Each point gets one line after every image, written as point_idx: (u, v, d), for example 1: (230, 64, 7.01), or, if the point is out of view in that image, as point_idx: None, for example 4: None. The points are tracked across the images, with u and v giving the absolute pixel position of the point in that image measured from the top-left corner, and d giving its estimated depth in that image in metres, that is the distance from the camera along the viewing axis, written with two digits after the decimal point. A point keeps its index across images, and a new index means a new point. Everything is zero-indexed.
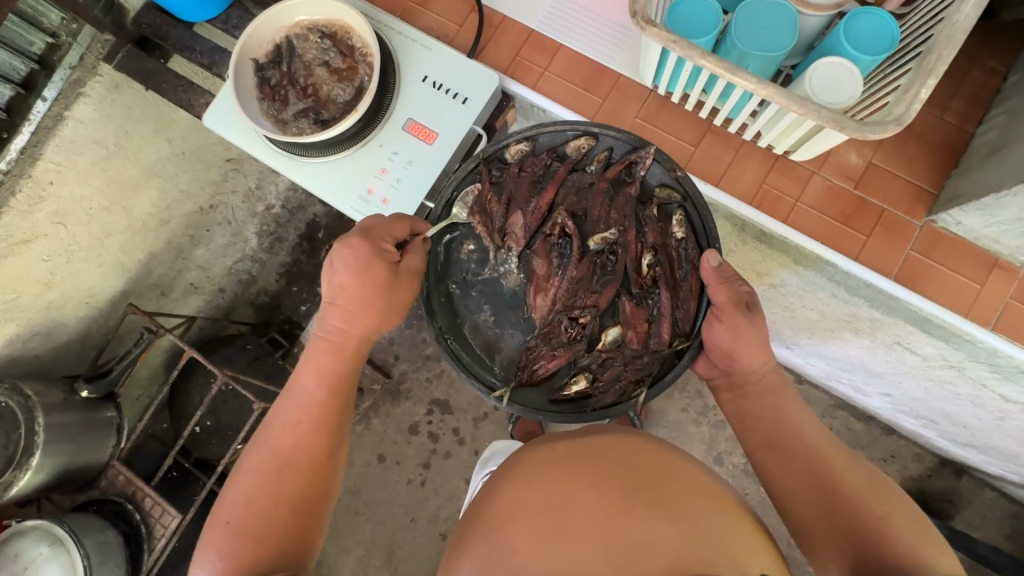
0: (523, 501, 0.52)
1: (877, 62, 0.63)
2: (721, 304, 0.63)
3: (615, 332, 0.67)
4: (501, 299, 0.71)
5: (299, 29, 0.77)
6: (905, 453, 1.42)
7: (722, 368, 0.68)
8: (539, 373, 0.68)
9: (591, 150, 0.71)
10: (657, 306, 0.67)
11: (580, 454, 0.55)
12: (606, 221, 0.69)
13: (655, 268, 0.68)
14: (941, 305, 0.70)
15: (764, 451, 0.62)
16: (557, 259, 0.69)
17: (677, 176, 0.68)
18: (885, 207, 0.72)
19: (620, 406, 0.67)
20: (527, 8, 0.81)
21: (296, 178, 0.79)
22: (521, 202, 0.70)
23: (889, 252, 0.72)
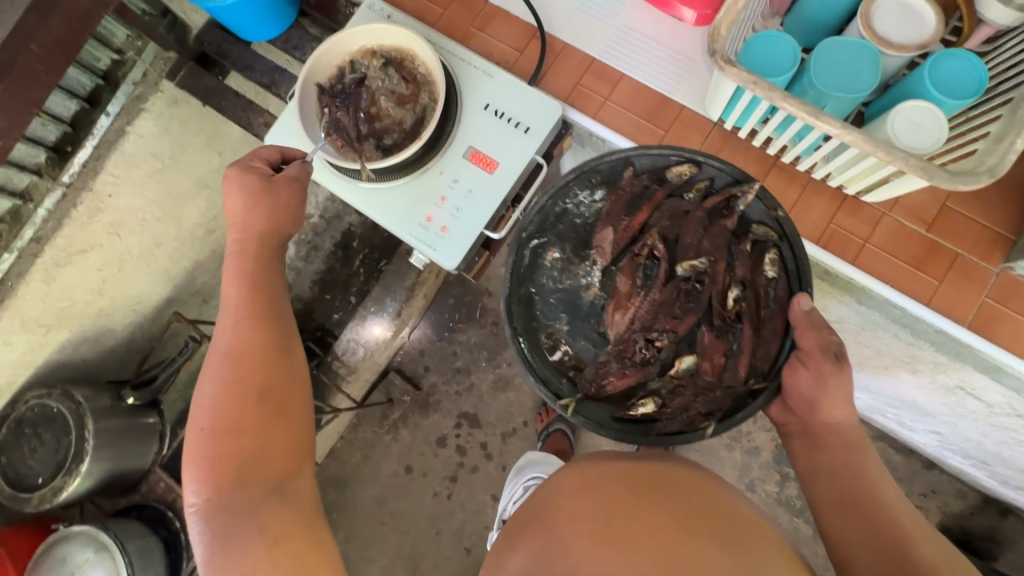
0: (581, 498, 0.53)
1: (962, 106, 0.61)
2: (809, 350, 0.63)
3: (689, 360, 0.67)
4: (578, 311, 0.72)
5: (363, 54, 0.78)
6: (946, 489, 1.38)
7: (798, 417, 0.67)
8: (607, 389, 0.69)
9: (693, 178, 0.71)
10: (737, 341, 0.66)
11: (645, 478, 0.55)
12: (697, 249, 0.68)
13: (741, 303, 0.67)
14: (1013, 355, 0.67)
15: (834, 507, 0.60)
16: (642, 279, 0.69)
17: (778, 216, 0.67)
18: (960, 251, 0.70)
19: (685, 436, 0.66)
20: (589, 36, 0.81)
21: (351, 200, 0.79)
22: (610, 214, 0.72)
23: (962, 298, 0.69)
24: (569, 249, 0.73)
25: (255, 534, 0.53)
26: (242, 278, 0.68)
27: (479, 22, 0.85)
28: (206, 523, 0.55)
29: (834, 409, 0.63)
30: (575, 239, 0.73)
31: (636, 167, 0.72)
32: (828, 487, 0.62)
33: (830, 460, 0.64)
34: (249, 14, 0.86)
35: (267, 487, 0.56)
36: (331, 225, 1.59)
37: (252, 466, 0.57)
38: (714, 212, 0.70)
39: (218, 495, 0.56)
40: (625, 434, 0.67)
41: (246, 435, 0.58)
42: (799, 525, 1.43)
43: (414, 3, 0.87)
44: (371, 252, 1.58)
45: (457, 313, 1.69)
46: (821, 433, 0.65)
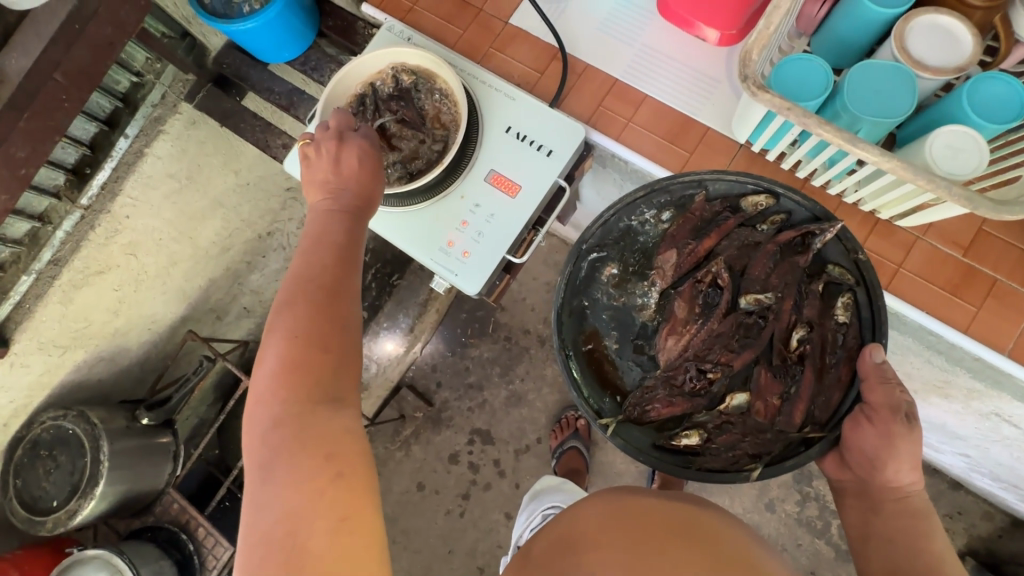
0: (607, 518, 0.55)
1: (1002, 130, 0.60)
2: (877, 407, 0.63)
3: (741, 399, 0.69)
4: (631, 329, 0.75)
5: (383, 76, 0.77)
6: (973, 510, 1.35)
7: (855, 474, 0.65)
8: (649, 415, 0.70)
9: (769, 210, 0.71)
10: (795, 385, 0.67)
11: (655, 513, 0.55)
12: (764, 284, 0.69)
13: (805, 345, 0.68)
14: None
15: None
16: (701, 306, 0.71)
17: (856, 260, 0.67)
18: (999, 276, 0.68)
19: (728, 474, 0.67)
20: (611, 58, 0.80)
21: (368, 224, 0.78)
22: (672, 234, 0.74)
23: (1002, 325, 0.67)
24: (629, 266, 0.76)
25: (313, 459, 0.48)
26: (341, 201, 0.63)
27: (499, 43, 0.84)
28: (272, 446, 0.50)
29: (898, 471, 0.62)
30: (634, 258, 0.76)
31: (709, 189, 0.72)
32: (882, 559, 0.59)
33: (884, 524, 0.62)
34: (267, 37, 0.86)
35: (320, 402, 0.51)
36: None
37: (323, 392, 0.52)
38: (790, 246, 0.70)
39: (279, 411, 0.51)
40: (664, 464, 0.68)
41: (318, 369, 0.52)
42: (820, 547, 1.39)
43: (434, 24, 0.86)
44: (384, 267, 1.58)
45: (470, 328, 1.67)
46: (879, 496, 0.64)
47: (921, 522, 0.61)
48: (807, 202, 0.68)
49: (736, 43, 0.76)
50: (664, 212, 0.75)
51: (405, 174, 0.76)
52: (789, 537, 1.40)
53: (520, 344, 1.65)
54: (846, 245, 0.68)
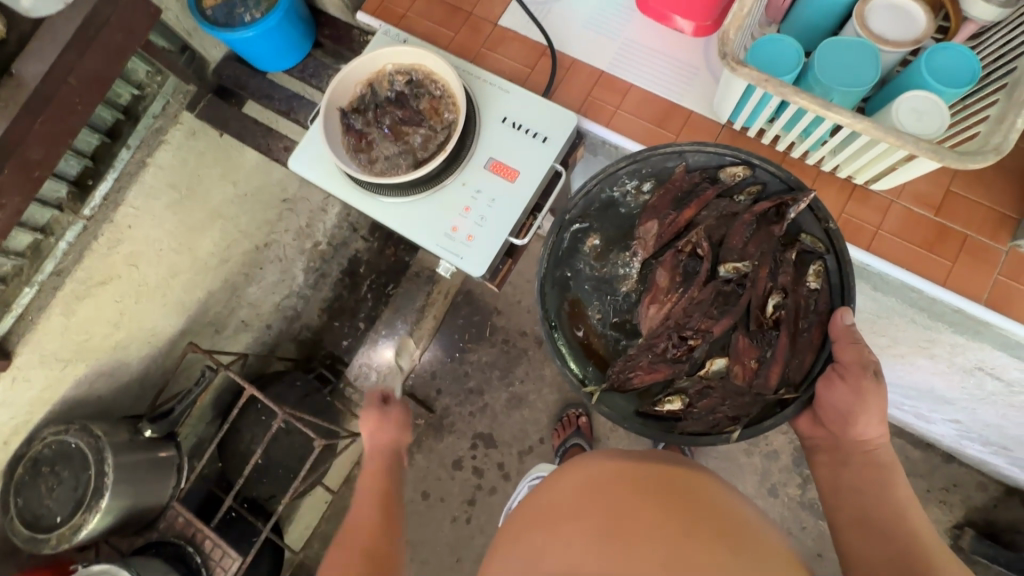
0: (585, 479, 0.63)
1: (959, 94, 0.65)
2: (848, 364, 0.67)
3: (721, 362, 0.71)
4: (613, 299, 0.78)
5: (383, 74, 0.81)
6: (968, 481, 1.38)
7: (828, 432, 0.71)
8: (632, 382, 0.74)
9: (745, 181, 0.76)
10: (772, 349, 0.70)
11: (628, 470, 0.62)
12: (741, 253, 0.73)
13: (781, 311, 0.71)
14: None
15: (857, 528, 0.62)
16: (682, 275, 0.74)
17: (827, 229, 0.71)
18: (969, 232, 0.73)
19: (709, 437, 0.71)
20: (596, 52, 0.85)
21: (371, 214, 0.81)
22: (651, 206, 0.78)
23: (976, 278, 0.72)
24: (609, 239, 0.80)
25: None
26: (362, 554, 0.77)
27: (489, 43, 0.89)
28: None
29: (867, 424, 0.66)
30: (616, 231, 0.80)
31: (689, 162, 0.77)
32: (852, 506, 0.64)
33: (851, 476, 0.67)
34: (266, 45, 0.90)
35: None
36: (337, 253, 1.51)
37: None
38: (765, 217, 0.74)
39: None
40: (647, 429, 0.72)
41: None
42: (825, 528, 1.41)
43: (427, 28, 0.91)
44: (378, 278, 1.58)
45: (467, 333, 1.69)
46: (850, 450, 0.69)
47: (886, 472, 0.65)
48: (779, 172, 0.73)
49: (710, 34, 0.82)
50: (644, 184, 0.79)
51: (409, 163, 0.79)
52: (794, 521, 1.42)
53: (518, 346, 1.67)
54: (816, 214, 0.73)
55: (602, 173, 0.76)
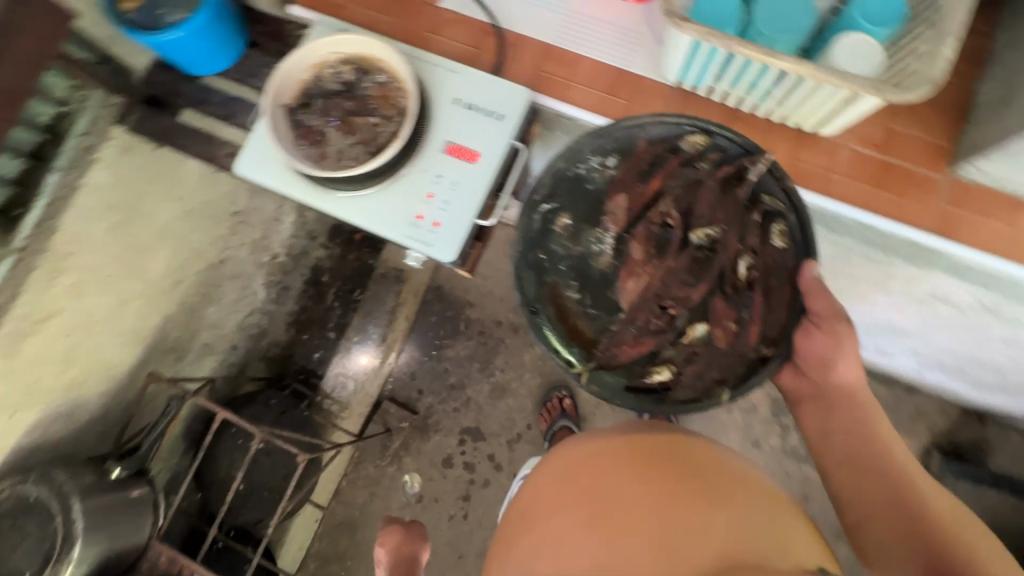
0: (577, 469, 0.63)
1: (891, 33, 0.68)
2: (821, 312, 0.70)
3: (702, 328, 0.74)
4: (592, 281, 0.77)
5: (326, 65, 0.78)
6: (931, 408, 1.47)
7: (811, 380, 0.75)
8: (619, 358, 0.75)
9: (706, 149, 0.77)
10: (749, 309, 0.72)
11: (619, 449, 0.62)
12: (709, 219, 0.75)
13: (753, 271, 0.74)
14: (972, 249, 0.75)
15: (844, 467, 0.69)
16: (656, 246, 0.76)
17: (789, 189, 0.72)
18: (913, 167, 0.77)
19: (700, 403, 0.71)
20: (541, 26, 0.85)
21: (331, 212, 0.79)
22: (618, 182, 0.77)
23: (924, 208, 0.76)
24: (580, 216, 0.78)
25: None
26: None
27: (432, 26, 0.87)
28: None
29: (846, 366, 0.72)
30: (585, 207, 0.78)
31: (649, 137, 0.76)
32: (840, 448, 0.71)
33: (838, 419, 0.73)
34: (198, 46, 0.85)
35: None
36: (299, 262, 1.51)
37: None
38: (728, 183, 0.76)
39: None
40: (640, 403, 0.72)
41: None
42: (808, 471, 1.47)
43: (365, 16, 0.88)
44: (344, 285, 1.60)
45: (442, 329, 1.66)
46: (832, 397, 0.74)
47: (867, 409, 0.72)
48: (739, 137, 0.74)
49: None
50: (608, 160, 0.79)
51: (364, 153, 0.76)
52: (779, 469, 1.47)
53: (494, 336, 1.66)
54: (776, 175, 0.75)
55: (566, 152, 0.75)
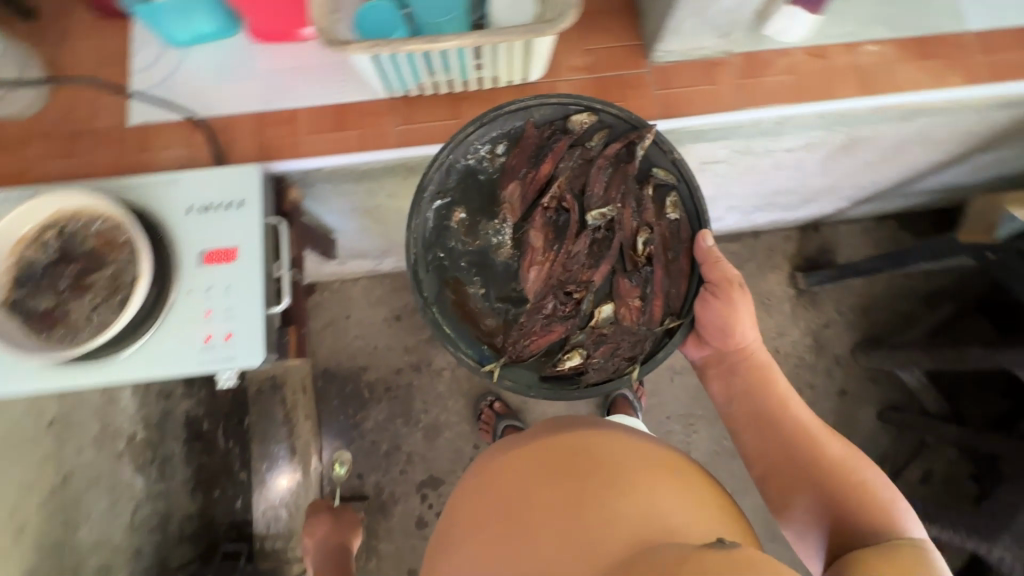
0: (502, 478, 0.67)
1: None
2: (717, 283, 0.78)
3: (608, 308, 0.79)
4: (493, 272, 0.81)
5: (27, 242, 0.70)
6: (776, 241, 1.67)
7: (714, 346, 0.85)
8: (529, 349, 0.78)
9: (592, 127, 0.80)
10: (649, 284, 0.80)
11: (539, 459, 0.66)
12: (604, 198, 0.79)
13: (649, 246, 0.80)
14: (695, 116, 0.85)
15: (752, 428, 0.78)
16: (553, 229, 0.80)
17: (674, 160, 0.79)
18: (620, 72, 0.85)
19: (614, 381, 0.78)
20: (244, 98, 0.82)
21: (116, 382, 0.71)
22: (514, 169, 0.80)
23: (644, 101, 0.84)
24: (474, 210, 0.81)
25: None
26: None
27: (137, 146, 0.81)
28: None
29: (745, 331, 0.80)
30: (479, 200, 0.81)
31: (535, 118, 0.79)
32: (748, 409, 0.79)
33: (739, 382, 0.82)
34: None
35: None
36: (167, 427, 1.30)
37: None
38: (618, 158, 0.80)
39: None
40: (554, 390, 0.77)
41: None
42: None
43: (59, 168, 0.80)
44: (228, 419, 1.44)
45: (350, 407, 1.60)
46: (733, 358, 0.84)
47: (769, 373, 0.81)
48: (620, 114, 0.78)
49: None
50: (500, 146, 0.81)
51: (115, 306, 0.69)
52: None
53: (402, 385, 1.62)
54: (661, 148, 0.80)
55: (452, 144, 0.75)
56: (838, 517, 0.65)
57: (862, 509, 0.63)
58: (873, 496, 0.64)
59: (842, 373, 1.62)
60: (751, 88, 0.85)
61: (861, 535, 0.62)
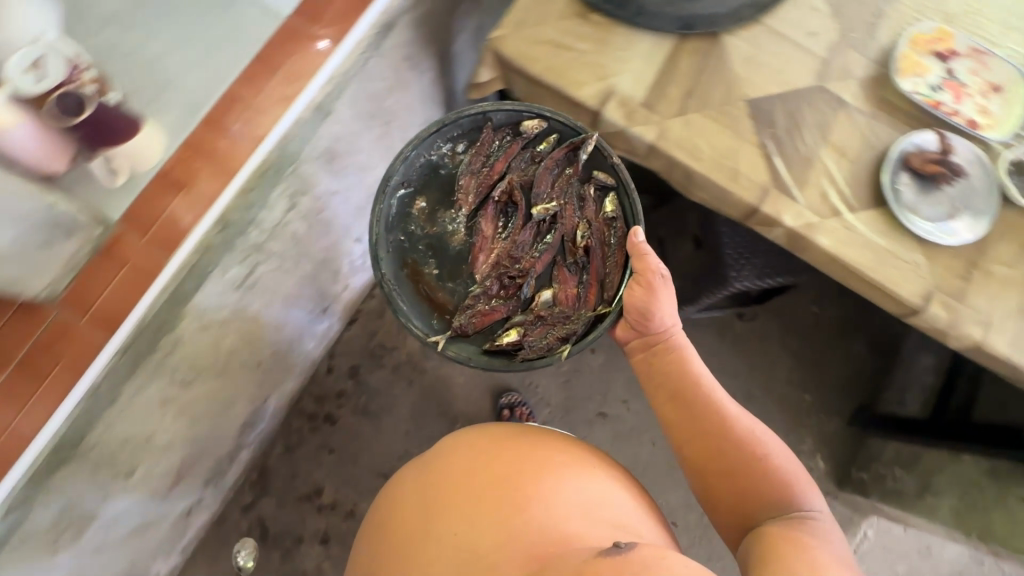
0: (433, 497, 0.80)
1: None
2: (642, 272, 0.80)
3: (547, 292, 0.89)
4: (445, 255, 0.91)
5: None
6: None
7: (635, 330, 0.84)
8: (468, 327, 0.87)
9: (541, 134, 0.91)
10: (586, 272, 0.89)
11: (468, 480, 0.80)
12: (548, 195, 0.91)
13: (586, 240, 0.90)
14: (143, 300, 0.75)
15: (675, 404, 0.80)
16: (500, 221, 0.92)
17: (613, 164, 0.87)
18: (27, 343, 0.69)
19: (544, 359, 0.85)
20: None
21: None
22: (498, 165, 0.92)
23: (79, 340, 0.71)
24: (435, 200, 0.92)
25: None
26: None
27: None
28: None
29: (664, 308, 0.80)
30: (439, 192, 0.92)
31: (494, 122, 0.91)
32: (682, 410, 0.79)
33: (661, 364, 0.82)
34: None
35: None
36: None
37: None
38: (566, 159, 0.90)
39: None
40: (489, 363, 0.86)
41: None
42: None
43: None
44: None
45: None
46: (656, 340, 0.82)
47: (689, 366, 0.80)
48: (569, 121, 0.88)
49: None
50: (459, 145, 0.92)
51: None
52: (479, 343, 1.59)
53: None
54: (602, 153, 0.88)
55: (411, 142, 0.88)
56: (760, 515, 0.72)
57: (772, 495, 0.72)
58: (784, 487, 0.71)
59: None
60: (161, 232, 0.75)
61: (762, 513, 0.72)
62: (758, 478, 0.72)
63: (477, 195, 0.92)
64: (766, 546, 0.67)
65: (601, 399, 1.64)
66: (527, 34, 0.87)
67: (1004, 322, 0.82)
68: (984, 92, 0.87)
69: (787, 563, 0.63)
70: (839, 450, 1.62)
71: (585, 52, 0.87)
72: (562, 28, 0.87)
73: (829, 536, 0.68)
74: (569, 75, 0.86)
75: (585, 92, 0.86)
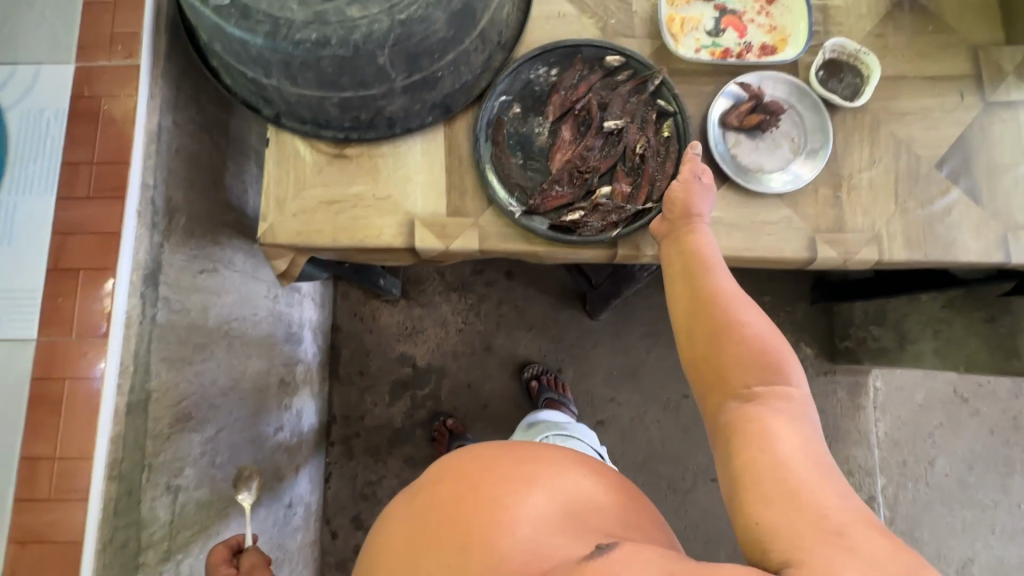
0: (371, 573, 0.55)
1: None
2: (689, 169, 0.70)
3: (606, 189, 0.78)
4: (525, 141, 0.79)
5: None
6: (345, 319, 1.58)
7: (667, 225, 0.71)
8: (542, 205, 0.76)
9: (620, 69, 0.80)
10: (640, 179, 0.78)
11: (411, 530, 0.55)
12: (619, 113, 0.79)
13: (643, 150, 0.78)
14: None
15: (683, 276, 0.66)
16: (579, 129, 0.80)
17: (676, 94, 0.78)
18: None
19: (597, 239, 0.74)
20: None
21: None
22: (568, 83, 0.79)
23: None
24: (529, 106, 0.80)
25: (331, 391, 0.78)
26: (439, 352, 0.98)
27: None
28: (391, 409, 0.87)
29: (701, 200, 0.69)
30: (530, 98, 0.80)
31: (584, 55, 0.79)
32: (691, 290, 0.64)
33: (683, 254, 0.67)
34: None
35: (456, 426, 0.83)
36: None
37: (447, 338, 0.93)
38: (638, 88, 0.79)
39: None
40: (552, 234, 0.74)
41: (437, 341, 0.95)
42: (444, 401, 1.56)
43: None
44: None
45: None
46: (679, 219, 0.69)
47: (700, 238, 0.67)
48: (645, 63, 0.78)
49: None
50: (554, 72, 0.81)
51: None
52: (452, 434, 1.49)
53: None
54: (667, 88, 0.79)
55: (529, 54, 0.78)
56: (741, 391, 0.55)
57: (755, 371, 0.55)
58: (769, 362, 0.55)
59: (491, 274, 1.60)
60: None
61: (741, 385, 0.55)
62: (738, 350, 0.57)
63: (563, 107, 0.79)
64: (729, 443, 0.52)
65: (591, 409, 1.57)
66: (295, 209, 0.76)
67: (890, 227, 0.78)
68: (763, 8, 0.83)
69: (748, 461, 0.49)
70: (816, 328, 1.55)
71: (364, 193, 0.77)
72: (328, 181, 0.77)
73: (805, 413, 0.53)
74: (363, 227, 0.76)
75: (387, 235, 0.76)
